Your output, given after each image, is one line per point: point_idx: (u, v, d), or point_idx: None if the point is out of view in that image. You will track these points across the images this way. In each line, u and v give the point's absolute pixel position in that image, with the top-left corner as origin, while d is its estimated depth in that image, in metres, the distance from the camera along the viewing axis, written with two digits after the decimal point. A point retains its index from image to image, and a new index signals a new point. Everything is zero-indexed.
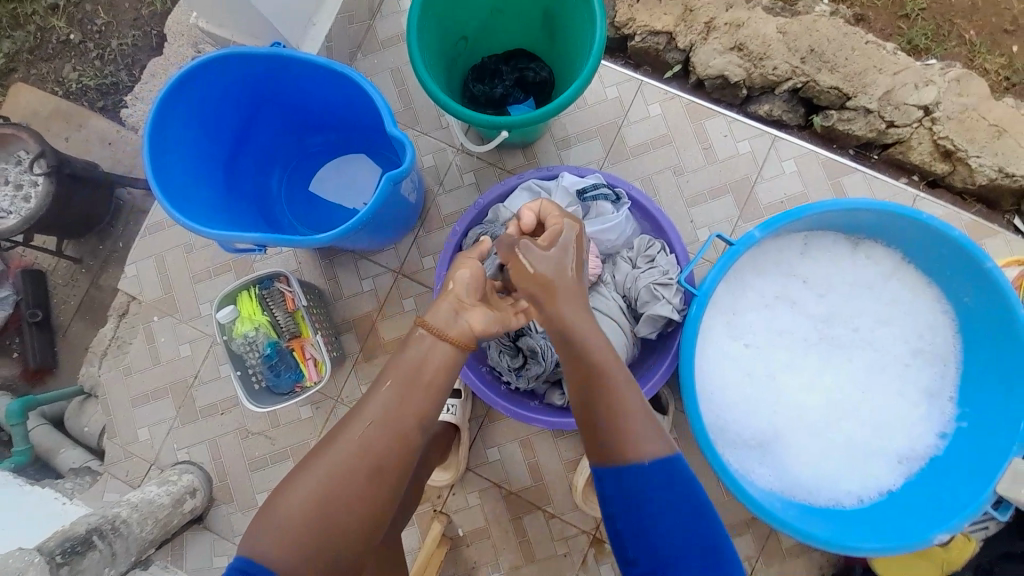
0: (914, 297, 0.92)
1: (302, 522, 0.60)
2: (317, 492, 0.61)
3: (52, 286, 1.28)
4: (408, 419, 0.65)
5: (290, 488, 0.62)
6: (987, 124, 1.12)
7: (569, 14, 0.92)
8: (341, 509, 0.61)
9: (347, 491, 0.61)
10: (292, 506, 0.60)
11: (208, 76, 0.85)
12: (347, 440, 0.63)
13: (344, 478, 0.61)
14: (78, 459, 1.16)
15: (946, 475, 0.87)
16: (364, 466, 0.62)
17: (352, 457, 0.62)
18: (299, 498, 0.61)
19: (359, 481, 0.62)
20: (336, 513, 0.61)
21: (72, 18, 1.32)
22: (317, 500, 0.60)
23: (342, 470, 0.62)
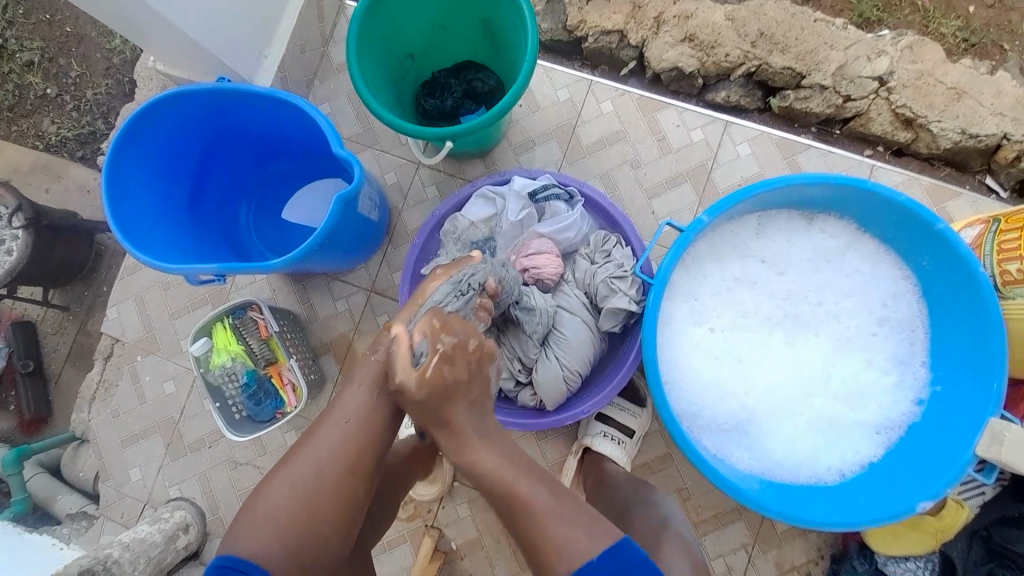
0: (873, 266, 0.93)
1: (286, 515, 0.60)
2: (296, 488, 0.61)
3: (42, 336, 1.30)
4: (371, 435, 0.66)
5: (269, 488, 0.62)
6: (944, 87, 1.12)
7: (506, 25, 0.96)
8: (322, 503, 0.62)
9: (327, 483, 0.62)
10: (273, 506, 0.61)
11: (161, 117, 0.88)
12: (318, 439, 0.64)
13: (324, 475, 0.62)
14: (75, 505, 1.16)
15: (925, 440, 0.86)
16: (339, 458, 0.64)
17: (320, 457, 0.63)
18: (279, 498, 0.61)
19: (339, 471, 0.63)
20: (316, 508, 0.61)
21: (48, 74, 1.35)
22: (295, 496, 0.61)
23: (319, 466, 0.62)
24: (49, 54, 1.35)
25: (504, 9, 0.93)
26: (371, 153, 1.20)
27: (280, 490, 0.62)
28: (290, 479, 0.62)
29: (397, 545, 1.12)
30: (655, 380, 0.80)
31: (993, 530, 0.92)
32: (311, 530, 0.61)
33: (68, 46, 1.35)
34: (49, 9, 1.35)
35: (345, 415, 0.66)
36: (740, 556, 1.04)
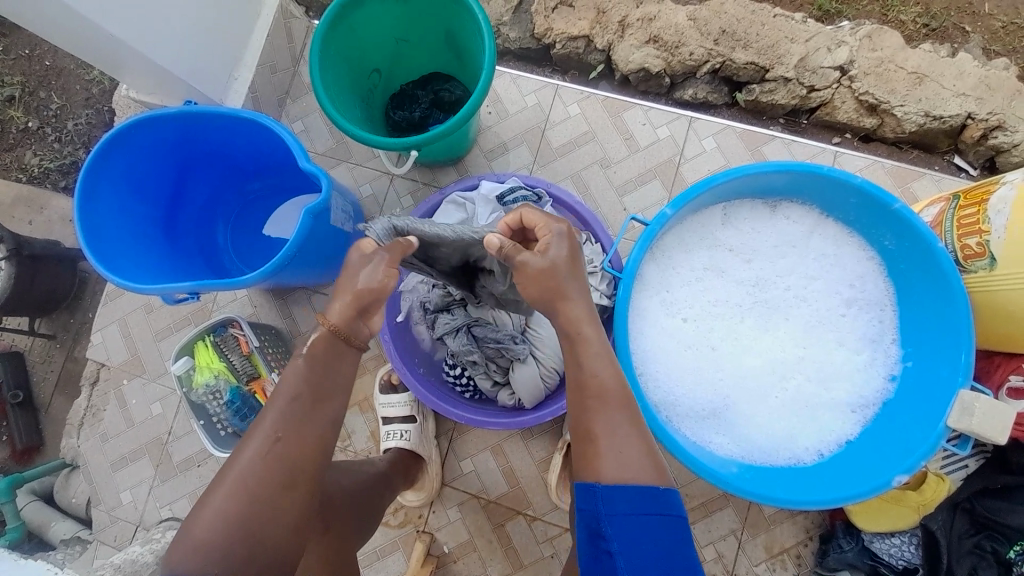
0: (838, 249, 0.95)
1: (221, 544, 0.59)
2: (226, 512, 0.60)
3: (31, 366, 1.30)
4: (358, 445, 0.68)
5: (205, 512, 0.61)
6: (906, 73, 1.15)
7: (467, 37, 0.99)
8: (259, 525, 0.61)
9: (261, 503, 0.62)
10: (202, 536, 0.59)
11: (131, 143, 0.90)
12: (243, 460, 0.63)
13: (257, 495, 0.61)
14: (68, 531, 1.14)
15: (899, 415, 0.88)
16: (276, 475, 0.62)
17: (244, 476, 0.62)
18: (210, 526, 0.60)
19: (268, 490, 0.62)
20: (254, 528, 0.61)
21: (29, 107, 1.37)
22: (229, 519, 0.60)
23: (255, 481, 0.62)
24: (29, 89, 1.37)
25: (463, 21, 0.96)
26: (345, 167, 1.22)
27: (219, 511, 0.60)
28: (221, 503, 0.61)
29: (391, 552, 1.12)
30: (628, 373, 0.81)
31: (976, 502, 0.91)
32: (251, 546, 0.61)
33: (48, 79, 1.37)
34: (27, 45, 1.38)
35: (272, 429, 0.63)
36: (730, 541, 1.06)
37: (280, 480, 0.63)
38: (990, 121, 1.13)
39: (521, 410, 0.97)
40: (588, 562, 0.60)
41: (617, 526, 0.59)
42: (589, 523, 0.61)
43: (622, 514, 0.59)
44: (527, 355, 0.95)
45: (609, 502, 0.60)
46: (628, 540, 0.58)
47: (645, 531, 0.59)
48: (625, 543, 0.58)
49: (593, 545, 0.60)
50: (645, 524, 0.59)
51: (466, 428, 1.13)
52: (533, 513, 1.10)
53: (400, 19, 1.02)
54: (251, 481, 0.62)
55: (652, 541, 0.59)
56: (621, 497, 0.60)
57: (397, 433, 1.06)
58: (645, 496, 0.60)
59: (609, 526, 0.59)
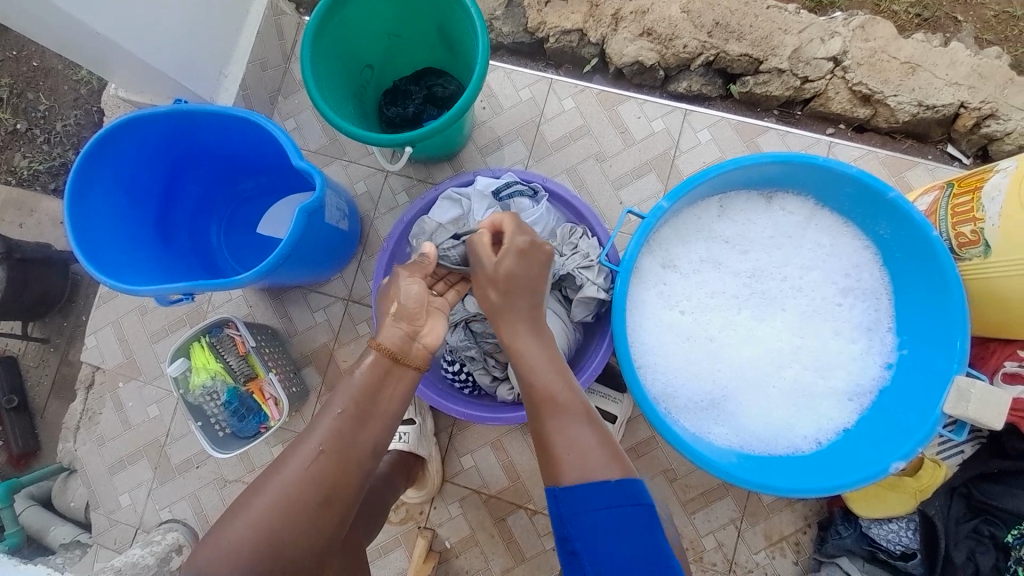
0: (833, 238, 0.95)
1: (249, 550, 0.60)
2: (261, 521, 0.61)
3: (25, 370, 1.29)
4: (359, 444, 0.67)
5: (240, 515, 0.62)
6: (899, 62, 1.15)
7: (460, 31, 0.98)
8: (290, 541, 0.62)
9: (296, 518, 0.62)
10: (235, 538, 0.60)
11: (122, 143, 0.89)
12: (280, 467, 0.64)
13: (296, 512, 0.62)
14: (68, 535, 1.15)
15: (895, 403, 0.88)
16: (315, 493, 0.63)
17: (285, 491, 0.62)
18: (242, 533, 0.61)
19: (308, 509, 0.63)
20: (285, 544, 0.61)
21: (16, 108, 1.35)
22: (263, 529, 0.61)
23: (292, 494, 0.62)
24: (16, 90, 1.35)
25: (455, 14, 0.96)
26: (339, 164, 1.22)
27: (254, 520, 0.61)
28: (257, 513, 0.61)
29: (392, 549, 1.12)
30: (627, 365, 0.81)
31: (973, 488, 0.93)
32: (280, 561, 0.61)
33: (34, 80, 1.35)
34: (12, 44, 1.36)
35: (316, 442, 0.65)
36: (730, 531, 1.06)
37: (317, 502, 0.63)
38: (983, 110, 1.13)
39: (520, 404, 0.97)
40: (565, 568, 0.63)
41: (579, 527, 0.62)
42: (558, 528, 0.64)
43: (582, 514, 0.62)
44: None
45: (568, 504, 0.63)
46: (591, 538, 0.61)
47: (609, 530, 0.61)
48: (587, 542, 0.61)
49: (565, 548, 0.63)
50: (607, 522, 0.61)
51: (465, 423, 1.13)
52: (534, 507, 1.10)
53: (392, 14, 1.01)
54: (288, 495, 0.62)
55: (618, 538, 0.60)
56: (581, 498, 0.62)
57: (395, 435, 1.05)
58: (603, 494, 0.62)
59: (572, 528, 0.62)
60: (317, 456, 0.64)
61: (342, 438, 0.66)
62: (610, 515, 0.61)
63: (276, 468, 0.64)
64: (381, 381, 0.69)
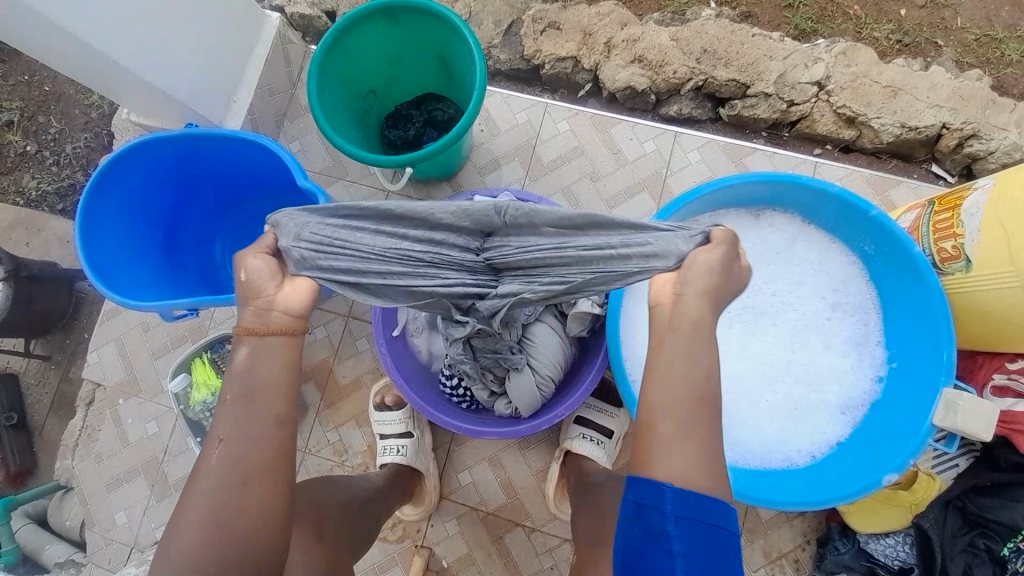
0: (820, 254, 0.98)
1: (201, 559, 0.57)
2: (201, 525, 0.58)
3: (25, 388, 1.30)
4: None
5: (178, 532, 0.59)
6: (880, 86, 1.20)
7: (459, 59, 1.03)
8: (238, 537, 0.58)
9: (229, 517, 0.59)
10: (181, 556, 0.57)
11: (134, 165, 0.94)
12: None
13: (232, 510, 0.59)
14: (61, 554, 1.14)
15: (887, 415, 0.90)
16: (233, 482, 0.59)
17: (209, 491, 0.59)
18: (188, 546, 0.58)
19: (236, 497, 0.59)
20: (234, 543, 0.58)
21: (28, 132, 1.40)
22: (205, 534, 0.58)
23: (217, 491, 0.59)
24: (29, 114, 1.40)
25: (455, 43, 1.01)
26: (341, 184, 1.26)
27: (194, 526, 0.58)
28: (206, 516, 0.58)
29: (389, 568, 1.11)
30: (620, 379, 0.83)
31: (968, 500, 0.92)
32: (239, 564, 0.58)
33: (47, 104, 1.41)
34: (29, 72, 1.42)
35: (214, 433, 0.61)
36: None
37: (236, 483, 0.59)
38: (965, 130, 1.17)
39: (518, 419, 0.98)
40: (635, 557, 0.53)
41: (683, 531, 0.52)
42: (653, 521, 0.53)
43: (691, 519, 0.53)
44: (524, 365, 0.95)
45: (679, 503, 0.53)
46: (690, 544, 0.52)
47: (708, 545, 0.53)
48: (686, 549, 0.52)
49: (649, 543, 0.53)
50: (707, 536, 0.53)
51: (463, 439, 1.14)
52: (532, 525, 1.10)
53: (395, 42, 1.06)
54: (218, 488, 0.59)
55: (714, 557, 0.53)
56: (693, 504, 0.53)
57: (393, 449, 1.06)
58: (716, 508, 0.55)
59: (675, 527, 0.52)
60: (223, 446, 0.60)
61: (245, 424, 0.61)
62: (713, 530, 0.54)
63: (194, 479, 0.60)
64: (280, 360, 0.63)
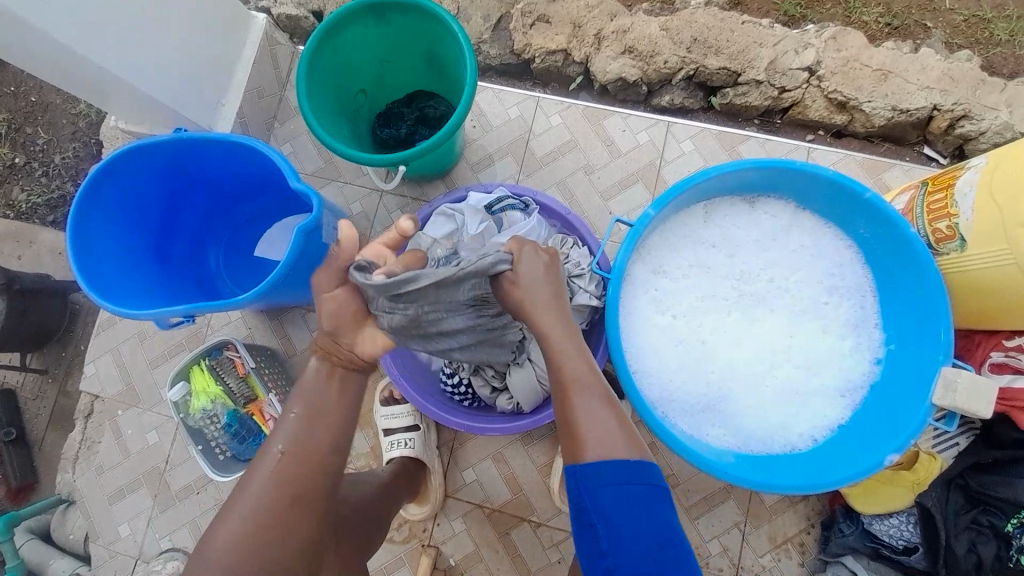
0: (817, 239, 0.98)
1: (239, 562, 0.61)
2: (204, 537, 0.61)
3: (23, 402, 1.29)
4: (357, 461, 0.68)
5: (217, 532, 0.62)
6: (871, 70, 1.20)
7: (449, 55, 1.03)
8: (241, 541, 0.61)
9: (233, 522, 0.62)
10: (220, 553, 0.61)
11: (123, 172, 0.92)
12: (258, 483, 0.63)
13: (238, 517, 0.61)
14: (66, 568, 1.13)
15: (886, 397, 0.90)
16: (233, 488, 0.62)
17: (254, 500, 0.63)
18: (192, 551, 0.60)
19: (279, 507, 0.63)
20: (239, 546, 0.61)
21: (15, 143, 1.38)
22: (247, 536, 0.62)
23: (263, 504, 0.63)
24: (15, 125, 1.39)
25: (444, 39, 1.00)
26: (335, 186, 1.25)
27: None
28: None
29: (397, 568, 1.11)
30: (623, 369, 0.82)
31: (970, 478, 0.93)
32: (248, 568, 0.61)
33: (33, 115, 1.39)
34: (13, 82, 1.40)
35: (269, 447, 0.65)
36: (734, 534, 1.07)
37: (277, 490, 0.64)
38: (956, 111, 1.18)
39: (520, 414, 0.98)
40: (578, 537, 0.62)
41: (601, 511, 0.60)
42: (578, 509, 0.61)
43: (607, 491, 0.60)
44: (525, 359, 0.97)
45: (592, 490, 0.61)
46: (612, 514, 0.60)
47: (633, 509, 0.60)
48: (611, 525, 0.59)
49: (580, 521, 0.62)
50: (630, 507, 0.60)
51: (466, 437, 1.14)
52: (537, 519, 1.10)
53: (384, 40, 1.05)
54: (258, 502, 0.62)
55: (640, 516, 0.60)
56: (608, 486, 0.60)
57: (401, 442, 1.06)
58: (632, 474, 0.61)
59: (592, 503, 0.60)
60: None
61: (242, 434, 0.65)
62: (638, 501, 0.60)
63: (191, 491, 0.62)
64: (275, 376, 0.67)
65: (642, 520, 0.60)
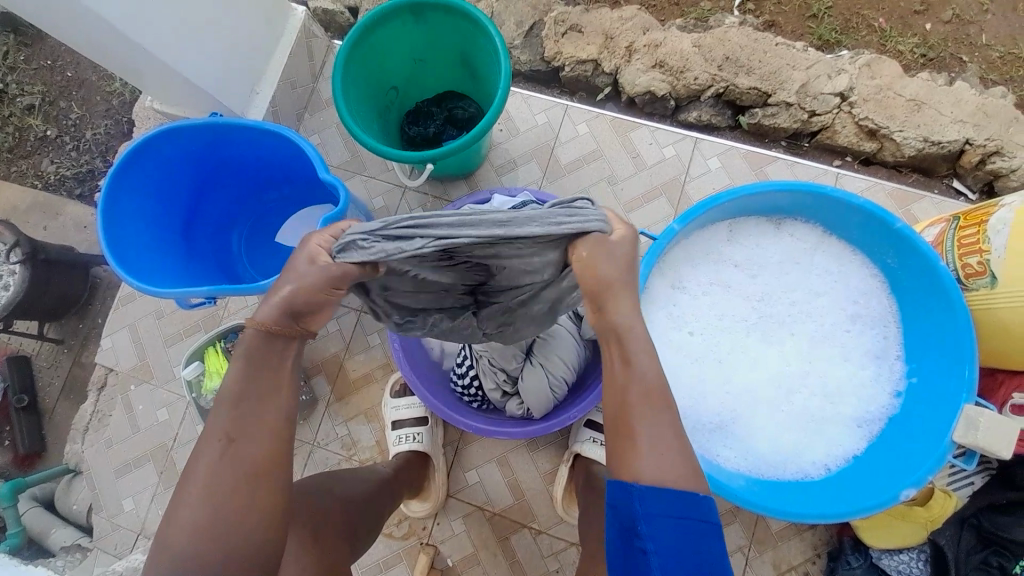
0: (841, 265, 0.97)
1: (197, 554, 0.57)
2: (199, 524, 0.58)
3: (37, 369, 1.30)
4: None
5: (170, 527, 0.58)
6: (904, 99, 1.19)
7: (482, 57, 1.04)
8: (237, 537, 0.59)
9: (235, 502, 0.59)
10: (181, 547, 0.57)
11: (158, 151, 0.94)
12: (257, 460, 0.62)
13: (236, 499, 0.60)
14: (68, 538, 1.15)
15: (905, 431, 0.88)
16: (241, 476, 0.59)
17: (204, 485, 0.58)
18: (185, 535, 0.57)
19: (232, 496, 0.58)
20: (232, 543, 0.58)
21: (49, 117, 1.41)
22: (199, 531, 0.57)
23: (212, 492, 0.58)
24: (50, 99, 1.42)
25: (479, 42, 1.01)
26: (359, 179, 1.27)
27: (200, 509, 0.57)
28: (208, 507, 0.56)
29: (393, 565, 1.10)
30: None
31: (984, 518, 0.92)
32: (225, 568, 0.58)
33: (69, 90, 1.42)
34: (51, 56, 1.43)
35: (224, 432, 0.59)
36: (738, 560, 1.05)
37: (230, 473, 0.59)
38: (987, 146, 1.16)
39: (529, 420, 0.98)
40: (620, 555, 0.58)
41: (653, 526, 0.55)
42: (625, 517, 0.57)
43: (660, 513, 0.56)
44: (537, 363, 0.96)
45: (647, 503, 0.56)
46: (664, 538, 0.55)
47: (680, 533, 0.56)
48: (661, 542, 0.55)
49: (627, 541, 0.57)
50: (680, 525, 0.56)
51: (471, 439, 1.13)
52: (538, 527, 1.09)
53: (422, 40, 1.07)
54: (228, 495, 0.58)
55: (691, 543, 0.56)
56: (660, 499, 0.56)
57: (409, 436, 1.07)
58: (686, 498, 0.56)
59: (645, 526, 0.55)
60: (230, 446, 0.59)
61: (251, 422, 0.60)
62: (686, 520, 0.56)
63: (205, 467, 0.62)
64: (285, 357, 0.63)
65: (689, 533, 0.56)
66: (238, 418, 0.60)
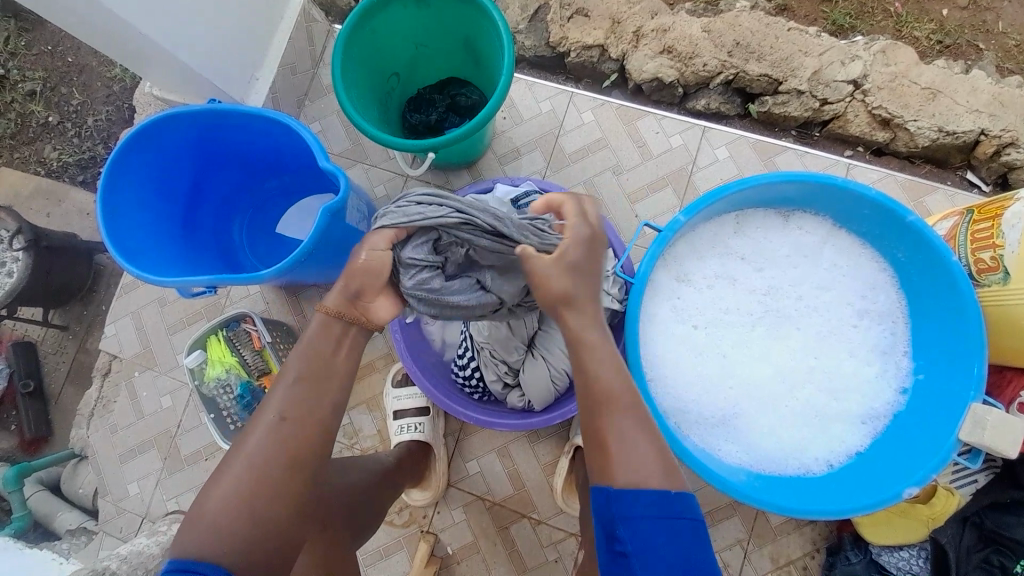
0: (850, 259, 0.95)
1: (232, 527, 0.59)
2: (232, 502, 0.60)
3: (43, 356, 1.31)
4: None
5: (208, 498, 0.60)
6: (919, 88, 1.15)
7: (484, 43, 1.02)
8: (262, 516, 0.61)
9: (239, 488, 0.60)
10: (216, 519, 0.59)
11: (157, 138, 0.93)
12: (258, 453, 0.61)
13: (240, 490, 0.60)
14: (74, 521, 1.17)
15: (910, 428, 0.87)
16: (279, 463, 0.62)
17: (251, 456, 0.61)
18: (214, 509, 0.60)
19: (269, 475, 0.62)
20: (249, 521, 0.60)
21: (49, 102, 1.40)
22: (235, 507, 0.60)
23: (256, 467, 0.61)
24: (50, 84, 1.40)
25: (482, 28, 0.99)
26: (360, 168, 1.25)
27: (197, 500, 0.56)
28: None
29: (394, 552, 1.11)
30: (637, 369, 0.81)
31: (986, 517, 0.90)
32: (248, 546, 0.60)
33: (68, 75, 1.41)
34: (50, 40, 1.41)
35: (279, 411, 0.63)
36: (737, 551, 1.05)
37: (274, 449, 0.62)
38: (1004, 138, 1.13)
39: (531, 412, 0.97)
40: (605, 565, 0.57)
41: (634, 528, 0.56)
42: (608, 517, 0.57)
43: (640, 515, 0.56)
44: (539, 355, 0.96)
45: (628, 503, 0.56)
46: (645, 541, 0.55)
47: (662, 535, 0.56)
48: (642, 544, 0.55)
49: (609, 546, 0.57)
50: (662, 527, 0.56)
51: (472, 429, 1.13)
52: (538, 517, 1.10)
53: (424, 25, 1.04)
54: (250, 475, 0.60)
55: (676, 547, 0.56)
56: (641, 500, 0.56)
57: (410, 426, 1.07)
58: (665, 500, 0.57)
59: (625, 528, 0.56)
60: (279, 425, 0.62)
61: (307, 403, 0.64)
62: (669, 524, 0.56)
63: None
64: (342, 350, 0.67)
65: (673, 537, 0.56)
66: (293, 398, 0.64)
